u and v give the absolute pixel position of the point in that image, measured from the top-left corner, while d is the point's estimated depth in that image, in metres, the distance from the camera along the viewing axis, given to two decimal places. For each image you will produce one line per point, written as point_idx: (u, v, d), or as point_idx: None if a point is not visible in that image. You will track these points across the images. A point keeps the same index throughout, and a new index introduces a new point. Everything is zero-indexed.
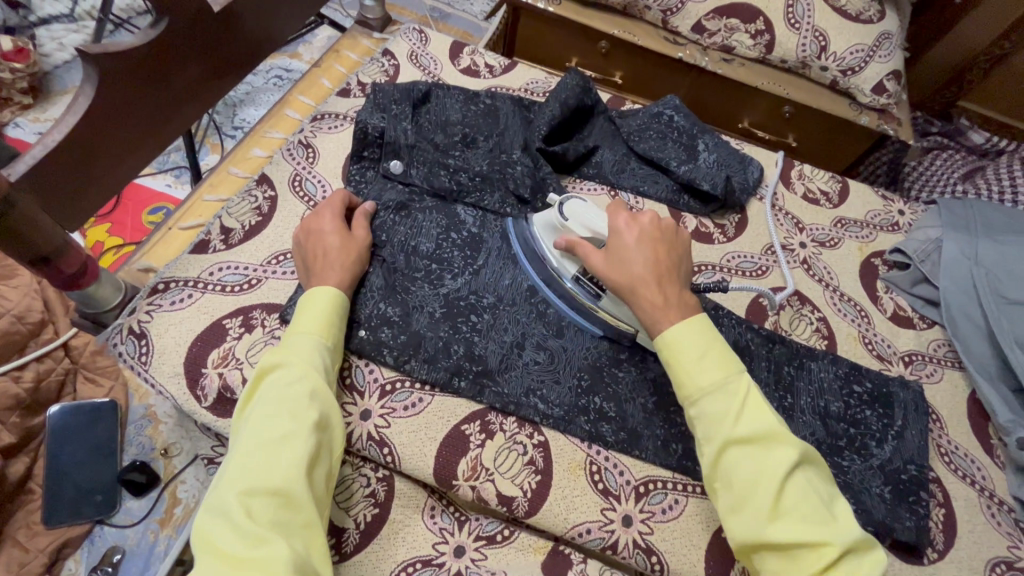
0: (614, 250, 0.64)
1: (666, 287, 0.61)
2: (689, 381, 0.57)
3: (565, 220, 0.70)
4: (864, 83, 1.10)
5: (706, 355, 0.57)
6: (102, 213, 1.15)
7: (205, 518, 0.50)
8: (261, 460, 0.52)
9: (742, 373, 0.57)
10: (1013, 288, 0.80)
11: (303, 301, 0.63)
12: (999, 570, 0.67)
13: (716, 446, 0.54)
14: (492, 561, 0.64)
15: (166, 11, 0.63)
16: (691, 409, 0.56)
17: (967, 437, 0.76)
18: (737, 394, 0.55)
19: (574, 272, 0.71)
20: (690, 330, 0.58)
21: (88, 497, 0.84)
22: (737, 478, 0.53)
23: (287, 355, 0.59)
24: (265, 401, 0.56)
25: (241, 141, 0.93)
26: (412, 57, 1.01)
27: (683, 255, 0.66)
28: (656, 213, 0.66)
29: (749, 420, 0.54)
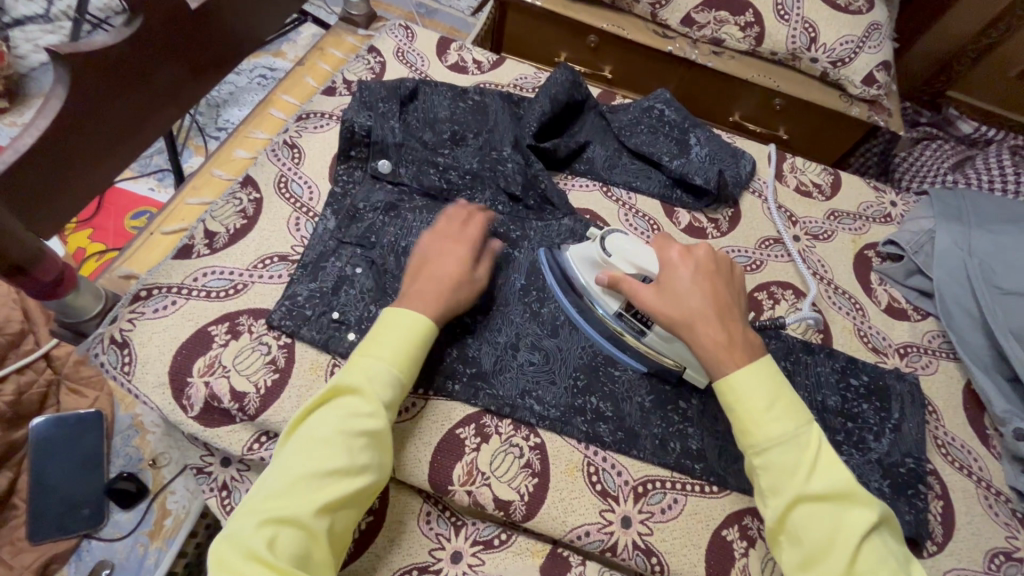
0: (667, 286, 0.61)
1: (728, 326, 0.59)
2: (755, 431, 0.55)
3: (609, 256, 0.64)
4: (855, 74, 1.10)
5: (775, 404, 0.56)
6: (83, 219, 1.12)
7: (237, 520, 0.51)
8: (303, 491, 0.52)
9: (812, 425, 0.56)
10: (1006, 278, 0.79)
11: (394, 320, 0.60)
12: (997, 561, 0.67)
13: (786, 501, 0.53)
14: (489, 567, 0.63)
15: (141, 10, 0.61)
16: (757, 459, 0.55)
17: (963, 429, 0.76)
18: (809, 448, 0.54)
19: (619, 308, 0.66)
20: (756, 375, 0.57)
21: (74, 511, 0.81)
22: (809, 536, 0.52)
23: (364, 382, 0.56)
24: (324, 426, 0.54)
25: (224, 142, 0.90)
26: (399, 53, 0.99)
27: (738, 291, 0.64)
28: (710, 246, 0.64)
29: (822, 476, 0.53)
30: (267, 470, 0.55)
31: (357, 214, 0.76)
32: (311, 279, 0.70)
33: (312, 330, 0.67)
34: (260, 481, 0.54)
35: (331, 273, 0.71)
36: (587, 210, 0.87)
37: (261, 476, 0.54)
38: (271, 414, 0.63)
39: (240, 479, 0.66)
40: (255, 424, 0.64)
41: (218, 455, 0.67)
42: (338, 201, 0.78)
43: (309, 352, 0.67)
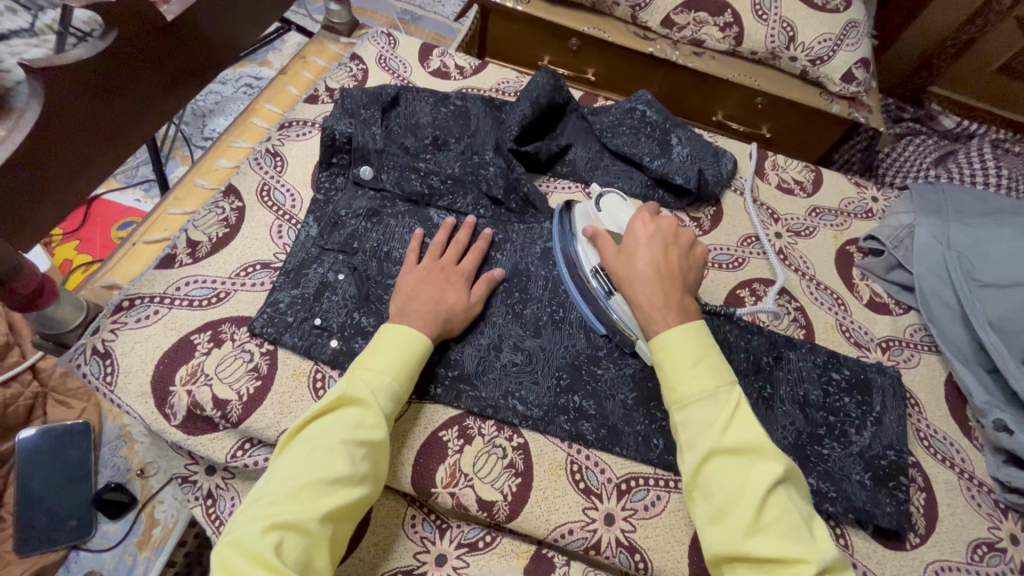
0: (627, 246, 0.64)
1: (668, 289, 0.60)
2: (678, 387, 0.55)
3: (600, 211, 0.73)
4: (834, 72, 1.11)
5: (700, 362, 0.56)
6: (70, 231, 1.12)
7: (238, 526, 0.51)
8: (306, 497, 0.52)
9: (734, 386, 0.55)
10: (985, 271, 0.80)
11: (395, 333, 0.62)
12: (980, 551, 0.68)
13: (700, 454, 0.52)
14: (474, 568, 0.63)
15: (115, 23, 0.62)
16: (679, 414, 0.55)
17: (946, 422, 0.77)
18: (727, 404, 0.54)
19: (596, 264, 0.69)
20: (689, 335, 0.57)
21: (62, 523, 0.82)
22: (719, 489, 0.51)
23: (366, 392, 0.57)
24: (329, 432, 0.55)
25: (208, 152, 0.91)
26: (381, 60, 1.00)
27: (697, 266, 0.65)
28: (676, 220, 0.66)
29: (737, 431, 0.52)
30: (267, 476, 0.54)
31: (339, 220, 0.77)
32: (294, 286, 0.71)
33: (295, 337, 0.68)
34: (261, 487, 0.54)
35: (314, 279, 0.71)
36: None
37: (261, 483, 0.54)
38: (254, 421, 0.64)
39: (225, 486, 0.67)
40: (238, 431, 0.64)
41: (203, 463, 0.68)
42: (320, 208, 0.79)
43: (292, 358, 0.68)
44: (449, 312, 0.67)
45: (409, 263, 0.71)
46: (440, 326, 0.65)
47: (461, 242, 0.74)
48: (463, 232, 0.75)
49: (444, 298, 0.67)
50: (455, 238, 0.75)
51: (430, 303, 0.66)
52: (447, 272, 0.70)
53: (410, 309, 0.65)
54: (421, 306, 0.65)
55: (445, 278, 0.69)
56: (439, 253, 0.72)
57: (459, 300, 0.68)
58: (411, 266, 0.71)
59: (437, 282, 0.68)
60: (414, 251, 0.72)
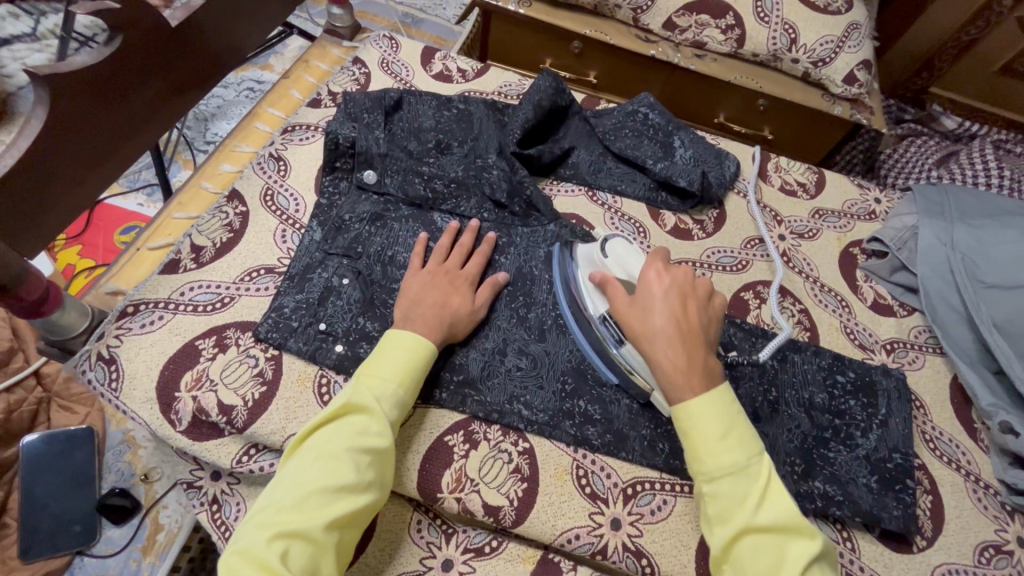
0: (642, 298, 0.63)
1: (690, 350, 0.59)
2: (707, 458, 0.55)
3: (606, 256, 0.68)
4: (835, 74, 1.11)
5: (729, 434, 0.56)
6: (72, 235, 1.12)
7: (245, 535, 0.51)
8: (312, 505, 0.52)
9: (763, 456, 0.56)
10: (988, 271, 0.80)
11: (399, 340, 0.62)
12: (987, 554, 0.67)
13: (732, 531, 0.52)
14: (480, 574, 0.63)
15: (120, 29, 0.62)
16: (707, 486, 0.55)
17: (952, 424, 0.77)
18: (758, 480, 0.54)
19: (604, 311, 0.67)
20: (715, 404, 0.57)
21: (66, 529, 0.81)
22: (752, 565, 0.52)
23: (371, 399, 0.57)
24: (334, 440, 0.55)
25: (211, 156, 0.91)
26: (383, 64, 1.00)
27: (714, 316, 0.64)
28: (691, 270, 0.65)
29: (770, 509, 0.53)
30: (273, 485, 0.54)
31: (343, 225, 0.76)
32: (298, 290, 0.71)
33: (299, 342, 0.68)
34: (267, 494, 0.54)
35: (318, 284, 0.71)
36: (573, 214, 0.87)
37: (268, 490, 0.54)
38: (259, 426, 0.64)
39: (230, 492, 0.67)
40: (243, 436, 0.64)
41: (208, 469, 0.68)
42: (324, 212, 0.79)
43: (297, 363, 0.67)
44: (454, 316, 0.67)
45: (413, 268, 0.71)
46: (445, 331, 0.65)
47: (465, 248, 0.74)
48: (467, 236, 0.75)
49: (449, 302, 0.67)
50: (459, 241, 0.75)
51: (435, 306, 0.66)
52: (451, 276, 0.70)
53: (415, 314, 0.65)
54: (426, 310, 0.65)
55: (450, 283, 0.69)
56: (444, 256, 0.73)
57: (463, 304, 0.68)
58: (415, 270, 0.71)
59: (442, 287, 0.68)
60: (419, 255, 0.72)
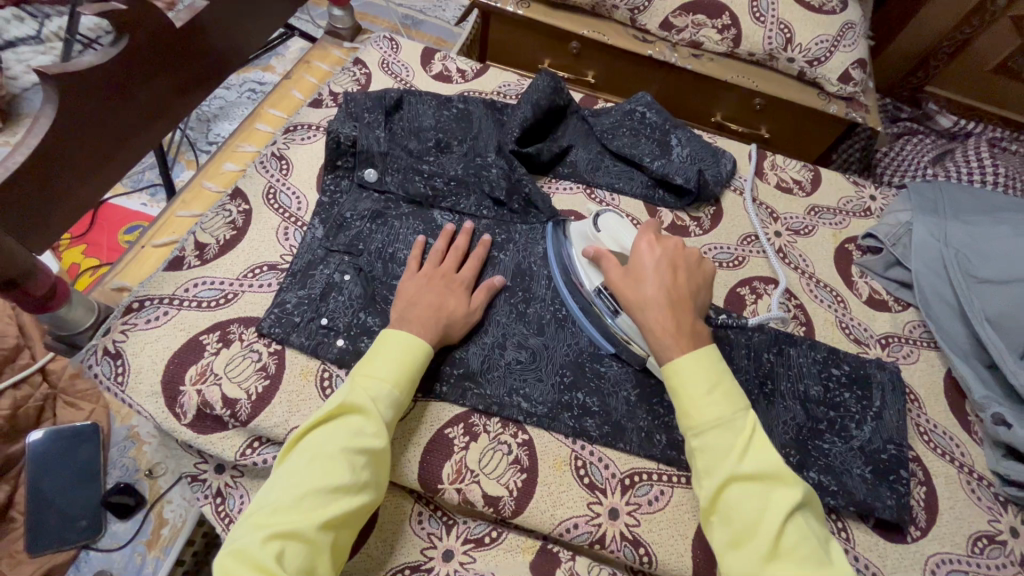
0: (634, 267, 0.66)
1: (679, 315, 0.62)
2: (692, 411, 0.57)
3: (598, 232, 0.73)
4: (831, 72, 1.12)
5: (714, 389, 0.57)
6: (77, 235, 1.14)
7: (240, 536, 0.52)
8: (307, 506, 0.53)
9: (749, 411, 0.57)
10: (981, 267, 0.81)
11: (395, 340, 0.62)
12: (980, 544, 0.68)
13: (717, 480, 0.54)
14: (481, 564, 0.64)
15: (127, 29, 0.63)
16: (694, 439, 0.56)
17: (946, 417, 0.78)
18: (743, 432, 0.56)
19: (598, 284, 0.71)
20: (702, 362, 0.59)
21: (72, 523, 0.83)
22: (738, 515, 0.52)
23: (367, 400, 0.58)
24: (328, 441, 0.56)
25: (214, 156, 0.92)
26: (384, 65, 1.01)
27: (703, 285, 0.67)
28: (680, 241, 0.68)
29: (754, 458, 0.54)
30: (269, 485, 0.55)
31: (345, 222, 0.78)
32: (301, 286, 0.72)
33: (302, 336, 0.69)
34: (264, 495, 0.55)
35: (320, 280, 0.72)
36: (572, 212, 0.88)
37: (264, 490, 0.55)
38: (262, 419, 0.65)
39: (234, 485, 0.68)
40: (248, 429, 0.65)
41: (213, 462, 0.69)
42: (326, 210, 0.80)
43: (300, 358, 0.69)
44: (450, 318, 0.67)
45: (409, 270, 0.72)
46: (440, 330, 0.66)
47: (461, 248, 0.75)
48: (462, 238, 0.76)
49: (444, 304, 0.68)
50: (455, 243, 0.75)
51: (429, 309, 0.67)
52: (445, 280, 0.71)
53: (411, 315, 0.66)
54: (422, 312, 0.66)
55: (445, 285, 0.70)
56: (439, 259, 0.73)
57: (459, 306, 0.69)
58: (411, 273, 0.72)
59: (437, 289, 0.69)
60: (415, 258, 0.73)
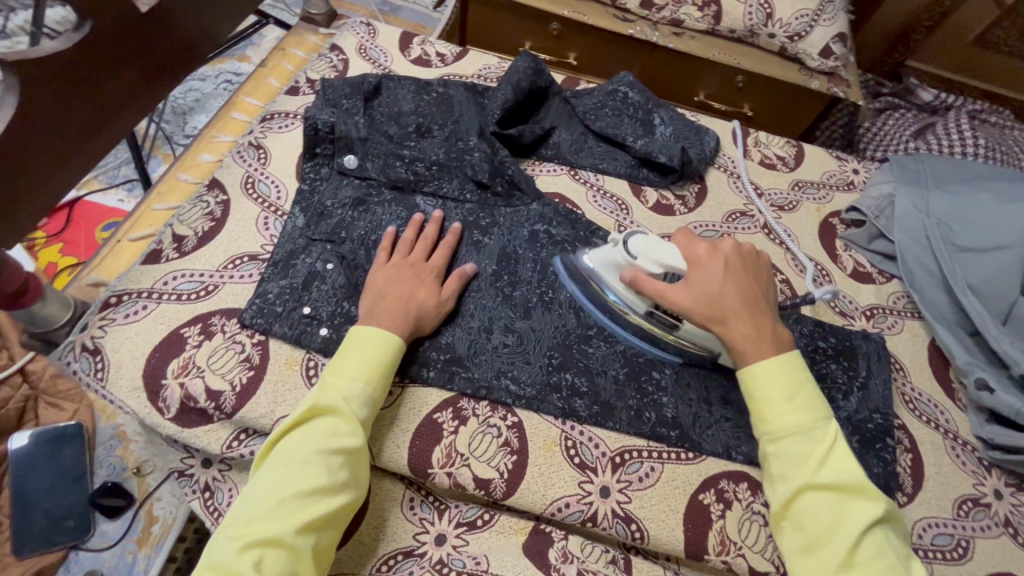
0: (699, 280, 0.63)
1: (758, 320, 0.62)
2: (772, 418, 0.58)
3: (634, 258, 0.66)
4: (811, 48, 1.12)
5: (796, 397, 0.58)
6: (53, 233, 1.11)
7: (215, 550, 0.51)
8: (284, 512, 0.52)
9: (829, 419, 0.58)
10: (963, 235, 0.82)
11: (364, 336, 0.62)
12: (965, 507, 0.70)
13: (794, 487, 0.55)
14: (473, 547, 0.63)
15: (90, 15, 0.61)
16: (771, 445, 0.58)
17: (930, 384, 0.79)
18: (824, 441, 0.56)
19: (648, 308, 0.68)
20: (781, 369, 0.59)
21: (60, 524, 0.82)
22: (812, 522, 0.54)
23: (338, 399, 0.58)
24: (302, 445, 0.55)
25: (189, 147, 0.90)
26: (361, 50, 1.00)
27: (767, 278, 0.67)
28: (736, 242, 0.66)
29: (834, 468, 0.55)
30: (244, 495, 0.55)
31: (326, 211, 0.77)
32: (282, 276, 0.71)
33: (285, 326, 0.68)
34: (238, 505, 0.54)
35: (302, 269, 0.71)
36: (556, 193, 0.87)
37: (239, 500, 0.54)
38: (248, 410, 0.64)
39: (222, 478, 0.67)
40: (233, 421, 0.65)
41: (199, 456, 0.68)
42: (306, 198, 0.79)
43: (283, 348, 0.68)
44: (420, 310, 0.67)
45: (378, 260, 0.71)
46: (412, 324, 0.65)
47: (430, 238, 0.73)
48: (432, 227, 0.75)
49: (414, 296, 0.67)
50: (424, 233, 0.74)
51: (399, 304, 0.66)
52: (415, 270, 0.70)
53: (390, 304, 0.65)
54: (390, 306, 0.65)
55: (414, 276, 0.69)
56: (406, 249, 0.72)
57: (429, 296, 0.68)
58: (379, 265, 0.70)
59: (408, 280, 0.68)
60: (384, 249, 0.72)
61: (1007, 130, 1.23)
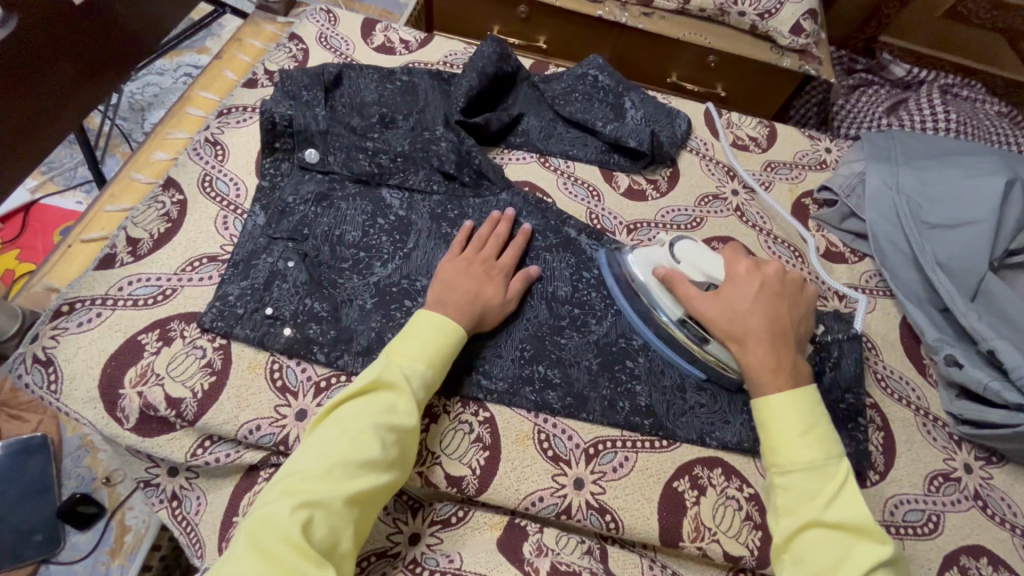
0: (729, 299, 0.65)
1: (778, 352, 0.62)
2: (782, 451, 0.57)
3: (678, 262, 0.68)
4: (782, 25, 1.11)
5: (808, 432, 0.57)
6: (9, 240, 1.07)
7: (268, 502, 0.50)
8: (337, 476, 0.51)
9: (842, 459, 0.57)
10: (932, 212, 0.82)
11: (432, 319, 0.61)
12: (936, 482, 0.70)
13: (798, 522, 0.54)
14: (447, 544, 0.62)
15: (16, 10, 0.58)
16: (779, 477, 0.57)
17: (902, 361, 0.79)
18: (834, 478, 0.55)
19: (682, 314, 0.67)
20: (798, 401, 0.59)
21: (27, 539, 0.80)
22: (814, 558, 0.52)
23: (401, 376, 0.57)
24: (362, 415, 0.55)
25: (143, 145, 0.86)
26: (322, 39, 0.96)
27: (805, 310, 0.67)
28: (780, 266, 0.66)
29: (844, 506, 0.54)
30: (300, 452, 0.54)
31: (287, 208, 0.74)
32: (243, 278, 0.69)
33: (246, 329, 0.66)
34: (291, 462, 0.53)
35: (263, 269, 0.69)
36: (526, 181, 0.86)
37: (294, 458, 0.53)
38: (210, 417, 0.62)
39: (189, 486, 0.65)
40: (196, 429, 0.63)
41: (164, 465, 0.66)
42: (266, 195, 0.76)
43: (246, 351, 0.66)
44: (485, 306, 0.66)
45: (452, 251, 0.71)
46: (475, 318, 0.65)
47: (502, 236, 0.73)
48: (505, 225, 0.74)
49: (481, 291, 0.66)
50: (497, 230, 0.74)
51: (466, 296, 0.65)
52: (485, 266, 0.69)
53: (449, 298, 0.64)
54: (458, 297, 0.65)
55: (484, 273, 0.68)
56: (479, 246, 0.72)
57: (496, 295, 0.67)
58: (452, 255, 0.70)
59: (476, 275, 0.68)
60: (459, 240, 0.72)
61: (978, 103, 1.23)
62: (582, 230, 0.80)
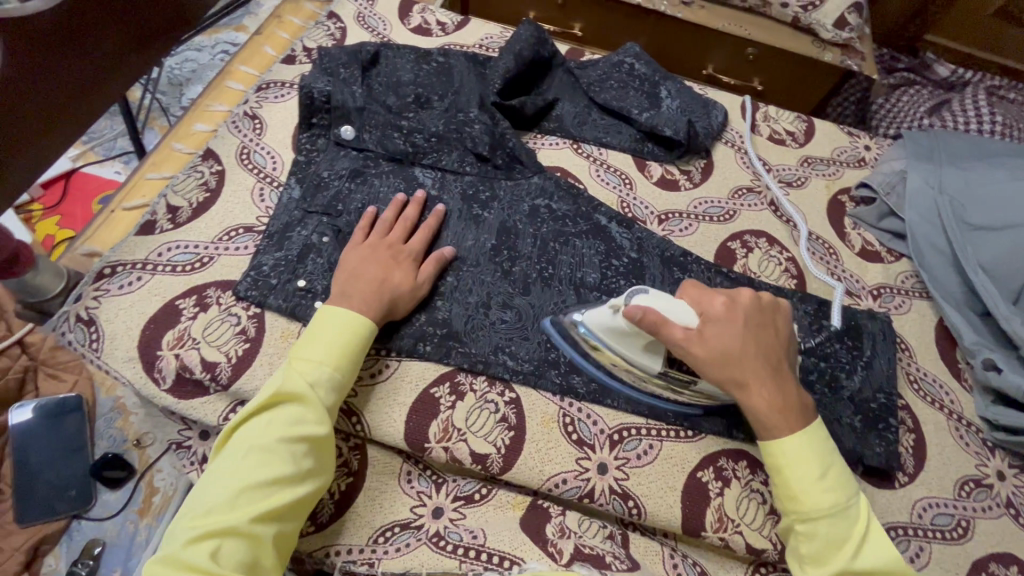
0: (718, 343, 0.58)
1: (781, 392, 0.59)
2: (804, 499, 0.56)
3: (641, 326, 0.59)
4: (826, 17, 1.09)
5: (826, 476, 0.56)
6: (50, 206, 1.10)
7: (174, 538, 0.51)
8: (245, 499, 0.52)
9: (859, 495, 0.57)
10: (975, 213, 0.80)
11: (336, 321, 0.61)
12: (967, 488, 0.69)
13: (831, 572, 0.54)
14: (470, 520, 0.63)
15: None
16: (802, 525, 0.56)
17: (935, 364, 0.77)
18: (857, 521, 0.55)
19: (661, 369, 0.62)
20: (810, 445, 0.57)
21: (62, 493, 0.83)
22: None
23: (305, 386, 0.57)
24: (265, 433, 0.55)
25: (184, 116, 0.88)
26: (360, 18, 0.97)
27: (785, 331, 0.63)
28: (752, 291, 0.62)
29: (871, 551, 0.54)
30: (205, 481, 0.54)
31: (322, 182, 0.75)
32: (278, 249, 0.70)
33: (279, 299, 0.67)
34: (199, 492, 0.53)
35: (297, 242, 0.70)
36: (559, 167, 0.85)
37: (201, 487, 0.54)
38: (243, 382, 0.64)
39: None
40: (230, 393, 0.64)
41: (196, 428, 0.67)
42: (302, 169, 0.77)
43: (279, 321, 0.67)
44: (394, 294, 0.65)
45: (352, 241, 0.68)
46: (383, 308, 0.64)
47: (410, 219, 0.71)
48: (412, 209, 0.72)
49: (388, 278, 0.65)
50: (404, 214, 0.72)
51: (371, 285, 0.64)
52: (392, 251, 0.68)
53: (353, 290, 0.63)
54: (363, 286, 0.64)
55: (390, 258, 0.67)
56: (384, 229, 0.70)
57: (405, 279, 0.66)
58: (356, 243, 0.68)
59: (380, 261, 0.66)
60: (362, 228, 0.70)
61: None
62: (612, 217, 0.79)
